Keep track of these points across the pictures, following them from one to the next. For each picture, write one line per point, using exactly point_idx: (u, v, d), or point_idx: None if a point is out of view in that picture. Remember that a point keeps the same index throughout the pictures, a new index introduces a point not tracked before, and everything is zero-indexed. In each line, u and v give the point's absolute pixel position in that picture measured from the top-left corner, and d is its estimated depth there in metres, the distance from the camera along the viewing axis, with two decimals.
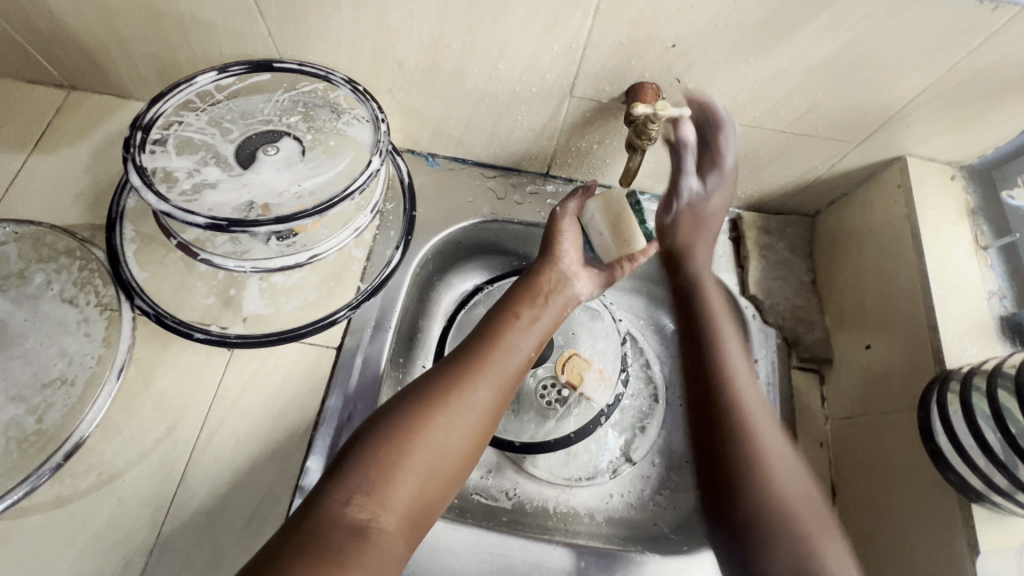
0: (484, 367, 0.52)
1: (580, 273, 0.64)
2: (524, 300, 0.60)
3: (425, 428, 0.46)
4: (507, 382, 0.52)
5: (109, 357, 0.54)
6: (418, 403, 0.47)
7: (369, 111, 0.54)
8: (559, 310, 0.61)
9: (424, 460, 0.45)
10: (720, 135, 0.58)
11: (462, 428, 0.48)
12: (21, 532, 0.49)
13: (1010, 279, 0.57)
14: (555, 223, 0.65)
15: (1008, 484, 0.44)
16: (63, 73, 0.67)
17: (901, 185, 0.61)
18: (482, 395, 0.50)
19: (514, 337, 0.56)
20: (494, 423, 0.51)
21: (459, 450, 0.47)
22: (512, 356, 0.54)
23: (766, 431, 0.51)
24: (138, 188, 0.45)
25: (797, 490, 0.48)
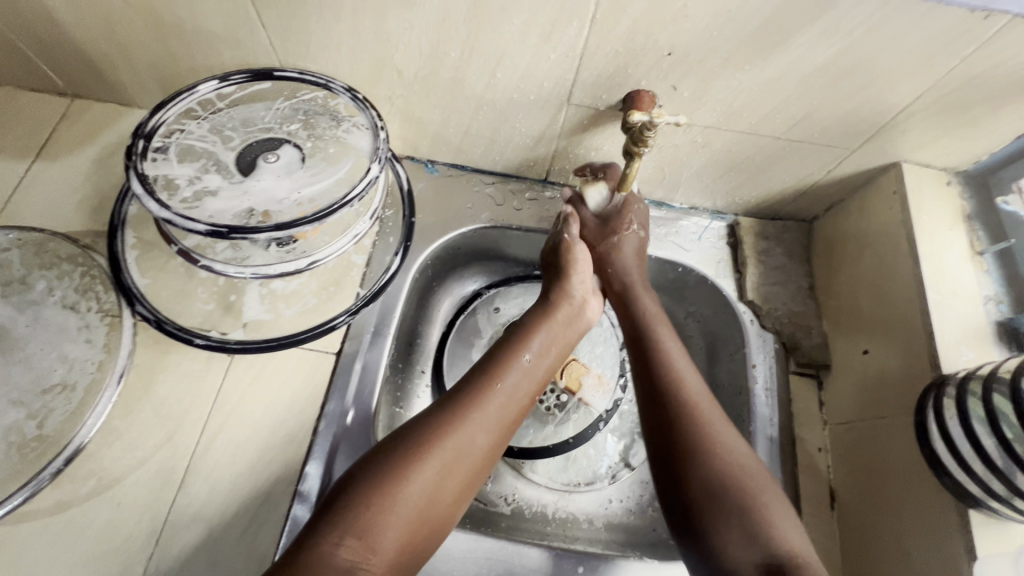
0: (481, 408, 0.51)
1: (591, 299, 0.65)
2: (532, 335, 0.58)
3: (419, 472, 0.46)
4: (507, 421, 0.52)
5: (109, 363, 0.55)
6: (414, 446, 0.47)
7: (368, 119, 0.55)
8: (565, 343, 0.61)
9: (415, 505, 0.45)
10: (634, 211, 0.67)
11: (455, 474, 0.47)
12: (20, 538, 0.49)
13: (1006, 284, 0.57)
14: (563, 249, 0.65)
15: (1006, 490, 0.44)
16: (66, 82, 0.68)
17: (897, 191, 0.61)
18: (479, 440, 0.49)
19: (516, 375, 0.54)
20: (489, 466, 0.50)
21: (450, 496, 0.47)
22: (513, 396, 0.53)
23: (705, 407, 0.52)
24: (139, 196, 0.46)
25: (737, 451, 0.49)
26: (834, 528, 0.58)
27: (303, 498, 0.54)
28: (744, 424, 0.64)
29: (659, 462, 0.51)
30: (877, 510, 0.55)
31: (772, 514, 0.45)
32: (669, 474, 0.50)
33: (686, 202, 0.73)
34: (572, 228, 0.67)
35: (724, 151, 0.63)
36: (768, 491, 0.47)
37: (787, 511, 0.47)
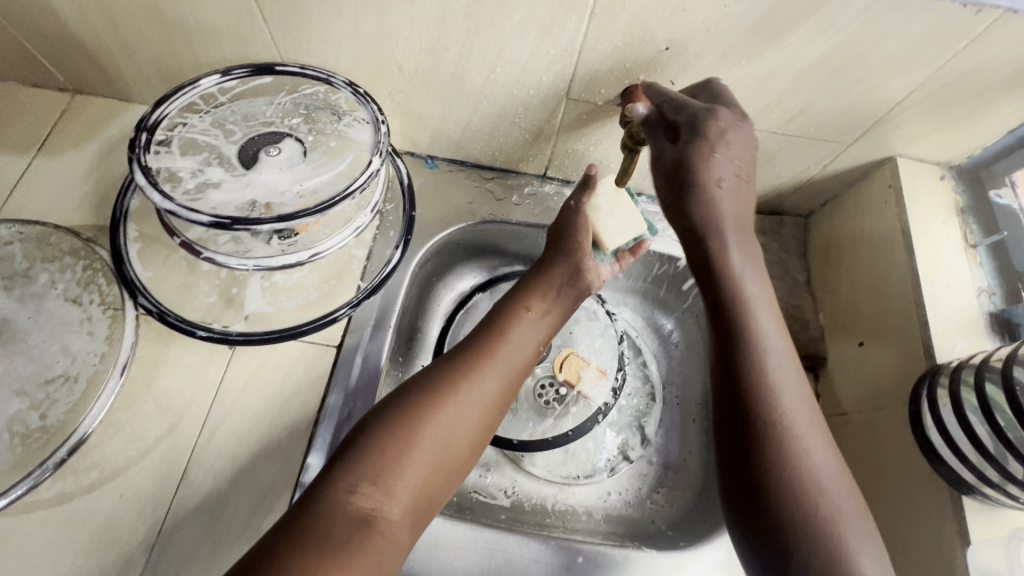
0: (491, 356, 0.52)
1: (590, 265, 0.61)
2: (535, 293, 0.59)
3: (434, 417, 0.47)
4: (514, 373, 0.53)
5: (112, 354, 0.55)
6: (429, 393, 0.48)
7: (369, 113, 0.55)
8: (568, 302, 0.61)
9: (430, 448, 0.45)
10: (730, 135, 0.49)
11: (468, 418, 0.48)
12: (24, 527, 0.50)
13: (999, 276, 0.58)
14: (568, 219, 0.63)
15: (999, 476, 0.45)
16: (67, 77, 0.68)
17: (892, 185, 0.62)
18: (489, 386, 0.50)
19: (522, 328, 0.56)
20: (501, 412, 0.52)
21: (465, 442, 0.48)
22: (521, 346, 0.55)
23: (796, 413, 0.44)
24: (143, 188, 0.46)
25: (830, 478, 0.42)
26: None
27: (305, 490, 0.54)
28: None
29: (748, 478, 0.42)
30: (870, 500, 0.56)
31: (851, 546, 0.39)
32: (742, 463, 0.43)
33: None
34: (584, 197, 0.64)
35: None
36: (848, 512, 0.41)
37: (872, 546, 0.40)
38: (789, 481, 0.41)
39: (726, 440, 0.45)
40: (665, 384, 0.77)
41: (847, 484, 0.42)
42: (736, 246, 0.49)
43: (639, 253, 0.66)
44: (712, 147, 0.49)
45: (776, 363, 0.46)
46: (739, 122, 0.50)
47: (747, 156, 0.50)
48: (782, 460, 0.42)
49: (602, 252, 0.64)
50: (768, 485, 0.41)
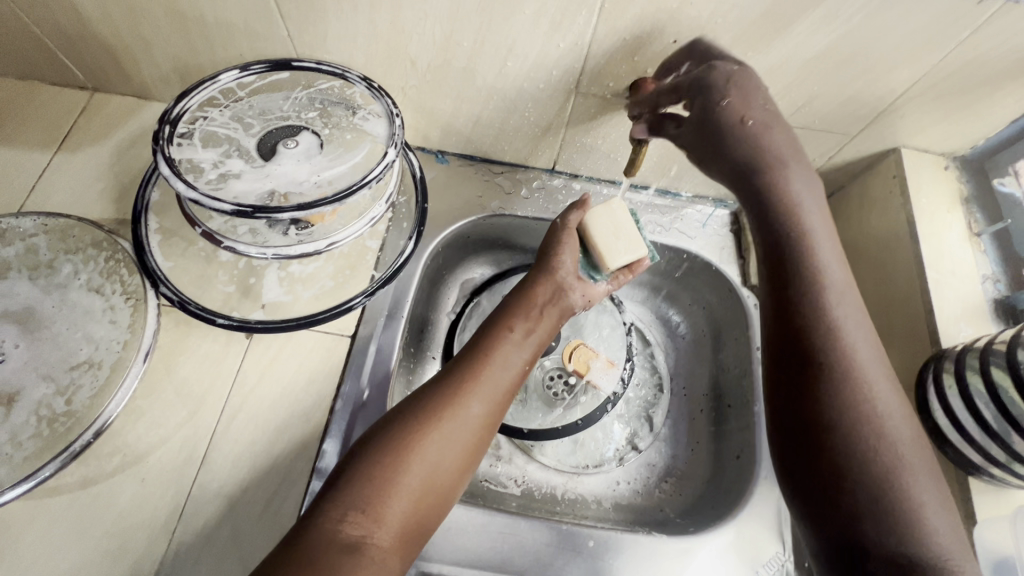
0: (476, 379, 0.51)
1: (575, 285, 0.61)
2: (519, 312, 0.58)
3: (419, 445, 0.46)
4: (501, 395, 0.52)
5: (135, 342, 0.56)
6: (414, 419, 0.48)
7: (384, 107, 0.57)
8: (553, 320, 0.59)
9: (417, 476, 0.45)
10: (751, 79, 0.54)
11: (455, 442, 0.48)
12: (50, 510, 0.51)
13: (1003, 263, 0.59)
14: (557, 237, 0.61)
15: (1005, 455, 0.46)
16: (87, 75, 0.70)
17: (896, 175, 0.63)
18: (475, 409, 0.50)
19: (508, 348, 0.55)
20: (489, 436, 0.51)
21: (453, 466, 0.47)
22: (507, 366, 0.53)
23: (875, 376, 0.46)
24: (168, 178, 0.48)
25: (895, 413, 0.45)
26: None
27: (320, 474, 0.55)
28: (750, 407, 0.66)
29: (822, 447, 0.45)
30: None
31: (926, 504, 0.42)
32: (803, 403, 0.46)
33: (690, 190, 0.75)
34: (572, 215, 0.62)
35: None
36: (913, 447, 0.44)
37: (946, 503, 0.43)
38: (852, 417, 0.44)
39: (788, 379, 0.48)
40: (672, 376, 0.78)
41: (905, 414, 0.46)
42: (796, 183, 0.54)
43: (638, 269, 0.62)
44: (730, 93, 0.52)
45: (850, 326, 0.48)
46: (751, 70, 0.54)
47: (768, 96, 0.55)
48: (846, 395, 0.45)
49: (597, 271, 0.61)
50: (830, 423, 0.45)
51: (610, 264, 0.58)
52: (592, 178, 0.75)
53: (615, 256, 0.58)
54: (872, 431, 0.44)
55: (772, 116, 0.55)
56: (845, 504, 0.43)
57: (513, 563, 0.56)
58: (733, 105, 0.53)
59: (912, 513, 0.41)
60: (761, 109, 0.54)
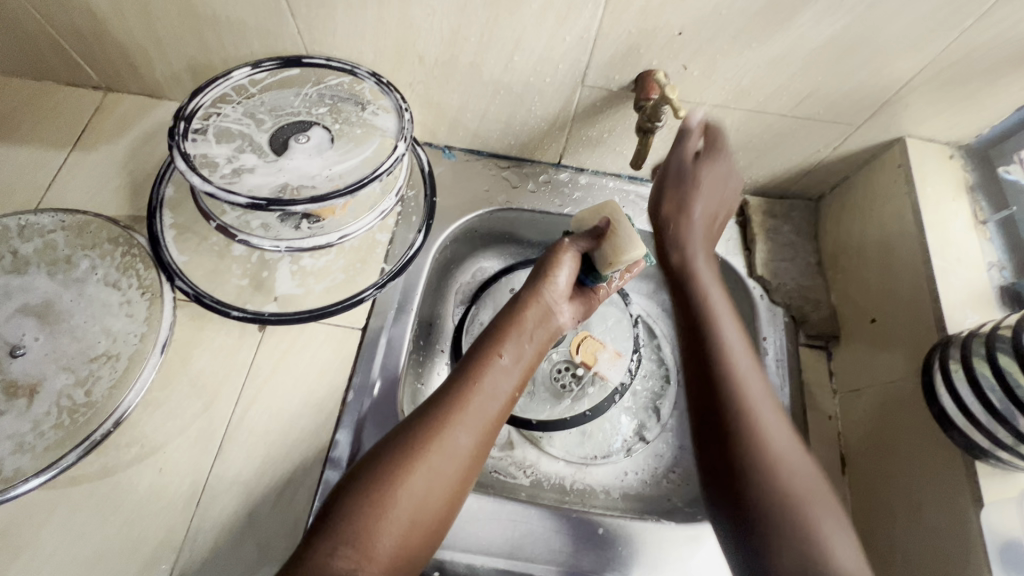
0: (462, 410, 0.50)
1: (564, 305, 0.62)
2: (511, 334, 0.57)
3: (405, 480, 0.46)
4: (487, 426, 0.51)
5: (151, 335, 0.57)
6: (401, 452, 0.47)
7: (393, 102, 0.58)
8: (542, 342, 0.60)
9: (404, 511, 0.45)
10: (722, 174, 0.59)
11: (443, 476, 0.47)
12: (71, 498, 0.52)
13: (1009, 250, 0.59)
14: (556, 251, 0.62)
15: (1011, 438, 0.46)
16: (101, 76, 0.71)
17: (901, 165, 0.63)
18: (461, 441, 0.49)
19: (495, 375, 0.54)
20: (477, 466, 0.50)
21: (440, 500, 0.47)
22: (495, 396, 0.53)
23: (763, 406, 0.48)
24: (184, 172, 0.49)
25: (799, 458, 0.46)
26: (844, 491, 0.61)
27: (334, 464, 0.56)
28: None
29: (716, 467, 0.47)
30: (885, 469, 0.57)
31: (831, 542, 0.42)
32: (717, 455, 0.47)
33: None
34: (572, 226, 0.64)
35: (733, 130, 0.65)
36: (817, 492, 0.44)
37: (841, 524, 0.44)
38: (763, 465, 0.45)
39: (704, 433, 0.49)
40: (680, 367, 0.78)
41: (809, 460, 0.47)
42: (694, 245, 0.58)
43: (635, 269, 0.66)
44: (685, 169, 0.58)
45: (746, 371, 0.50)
46: (728, 152, 0.59)
47: (723, 185, 0.59)
48: (753, 442, 0.46)
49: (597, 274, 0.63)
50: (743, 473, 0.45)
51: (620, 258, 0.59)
52: (597, 172, 0.76)
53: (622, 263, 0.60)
54: (768, 462, 0.45)
55: (709, 196, 0.59)
56: (762, 542, 0.43)
57: (525, 550, 0.57)
58: (688, 163, 0.58)
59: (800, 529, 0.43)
60: (706, 189, 0.58)
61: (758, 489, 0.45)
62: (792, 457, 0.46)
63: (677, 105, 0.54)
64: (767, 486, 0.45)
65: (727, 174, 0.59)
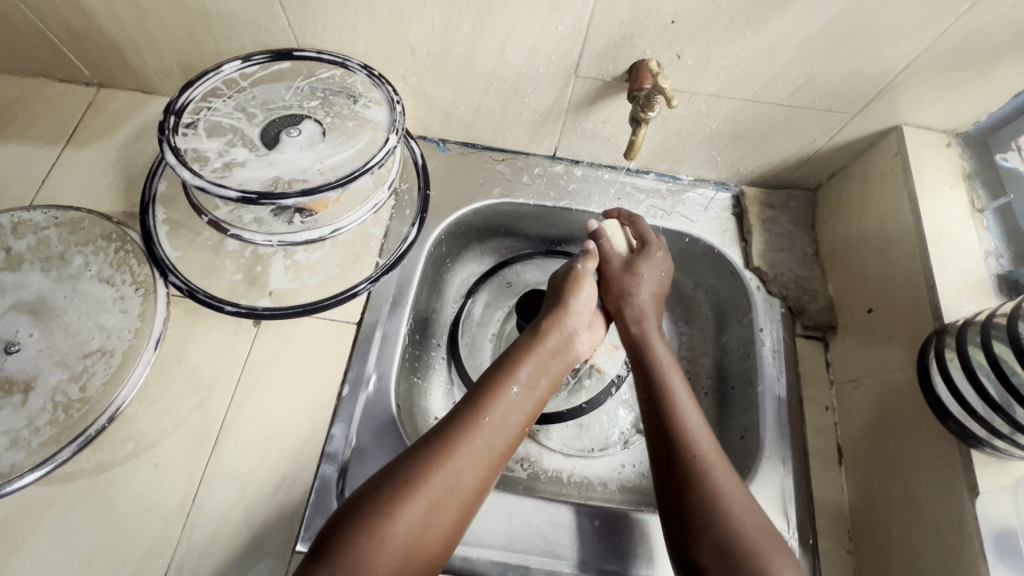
0: (467, 443, 0.50)
1: (582, 333, 0.64)
2: (528, 364, 0.58)
3: (404, 510, 0.46)
4: (494, 457, 0.51)
5: (145, 330, 0.57)
6: (404, 482, 0.47)
7: (385, 95, 0.57)
8: (557, 374, 0.60)
9: (401, 540, 0.45)
10: (657, 258, 0.66)
11: (444, 510, 0.47)
12: (67, 493, 0.52)
13: (1007, 238, 0.59)
14: (575, 282, 0.65)
15: (1007, 427, 0.46)
16: (93, 71, 0.71)
17: (898, 153, 0.63)
18: (467, 475, 0.49)
19: (504, 408, 0.54)
20: (477, 503, 0.50)
21: (438, 533, 0.47)
22: (502, 431, 0.53)
23: (717, 461, 0.51)
24: (174, 166, 0.49)
25: (748, 511, 0.48)
26: (841, 482, 0.61)
27: (330, 459, 0.56)
28: (753, 386, 0.66)
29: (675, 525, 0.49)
30: (883, 459, 0.57)
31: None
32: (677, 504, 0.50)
33: (691, 173, 0.75)
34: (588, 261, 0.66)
35: (728, 119, 0.65)
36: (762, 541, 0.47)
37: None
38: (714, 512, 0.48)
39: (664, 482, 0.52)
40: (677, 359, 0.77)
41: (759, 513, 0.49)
42: (641, 314, 0.64)
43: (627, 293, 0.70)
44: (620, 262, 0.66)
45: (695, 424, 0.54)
46: (659, 239, 0.68)
47: (662, 268, 0.66)
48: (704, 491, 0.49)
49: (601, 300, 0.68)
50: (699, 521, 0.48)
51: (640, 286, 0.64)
52: (592, 164, 0.76)
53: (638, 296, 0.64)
54: (718, 511, 0.48)
55: (652, 282, 0.65)
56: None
57: (521, 542, 0.57)
58: (620, 260, 0.66)
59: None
60: (646, 275, 0.65)
61: (718, 539, 0.47)
62: (741, 507, 0.48)
63: (668, 95, 0.54)
64: (726, 541, 0.47)
65: (662, 257, 0.66)
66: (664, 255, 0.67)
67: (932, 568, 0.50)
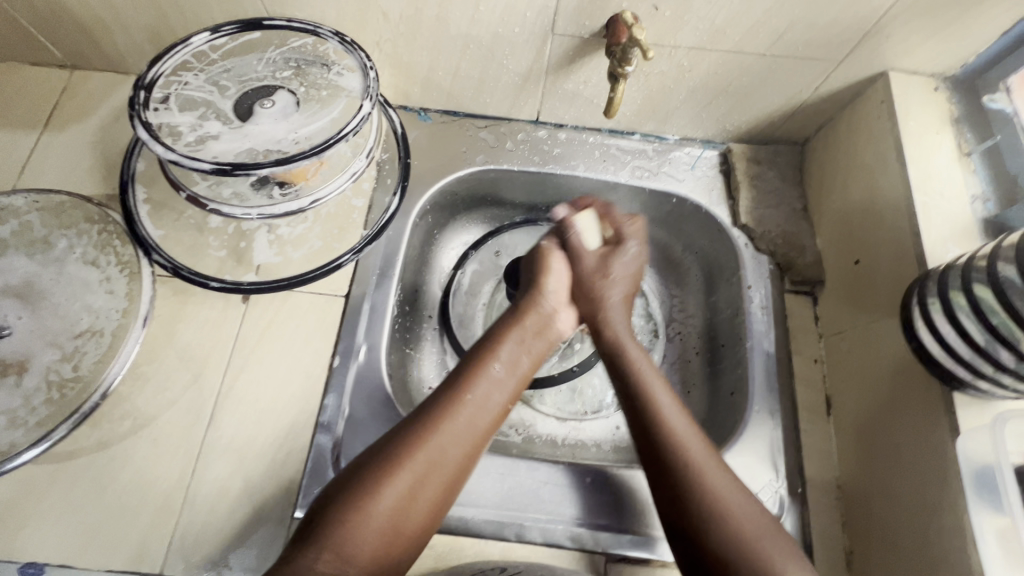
0: (449, 422, 0.50)
1: (561, 309, 0.62)
2: (508, 339, 0.58)
3: (388, 488, 0.46)
4: (476, 436, 0.52)
5: (133, 310, 0.58)
6: (387, 460, 0.48)
7: (357, 60, 0.56)
8: (539, 352, 0.60)
9: (387, 516, 0.46)
10: (627, 258, 0.64)
11: (429, 484, 0.48)
12: (67, 470, 0.54)
13: (994, 182, 0.58)
14: (545, 262, 0.64)
15: (991, 368, 0.47)
16: (64, 53, 0.70)
17: (884, 100, 0.62)
18: (450, 450, 0.50)
19: (486, 386, 0.54)
20: (460, 481, 0.50)
21: (423, 509, 0.48)
22: (484, 408, 0.53)
23: (693, 441, 0.51)
24: (146, 142, 0.48)
25: (731, 484, 0.48)
26: (829, 432, 0.61)
27: (325, 429, 0.57)
28: (741, 343, 0.66)
29: (649, 468, 0.51)
30: (873, 410, 0.57)
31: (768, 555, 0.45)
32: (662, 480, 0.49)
33: (677, 133, 0.74)
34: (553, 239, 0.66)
35: (711, 73, 0.63)
36: (750, 513, 0.47)
37: (766, 516, 0.47)
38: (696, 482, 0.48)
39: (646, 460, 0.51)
40: (668, 322, 0.77)
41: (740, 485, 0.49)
42: (613, 320, 0.62)
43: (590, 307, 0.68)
44: (596, 267, 0.63)
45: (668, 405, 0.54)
46: (631, 232, 0.66)
47: (636, 264, 0.65)
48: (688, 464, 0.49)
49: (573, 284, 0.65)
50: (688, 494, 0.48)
51: (618, 262, 0.64)
52: (576, 127, 0.75)
53: (612, 303, 0.63)
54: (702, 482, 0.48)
55: (625, 285, 0.64)
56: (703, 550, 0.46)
57: (515, 501, 0.58)
58: (594, 255, 0.64)
59: (743, 542, 0.45)
60: (620, 278, 0.64)
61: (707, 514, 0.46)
62: (716, 479, 0.48)
63: (645, 46, 0.53)
64: (703, 499, 0.47)
65: (630, 254, 0.65)
66: (636, 252, 0.65)
67: (917, 508, 0.51)
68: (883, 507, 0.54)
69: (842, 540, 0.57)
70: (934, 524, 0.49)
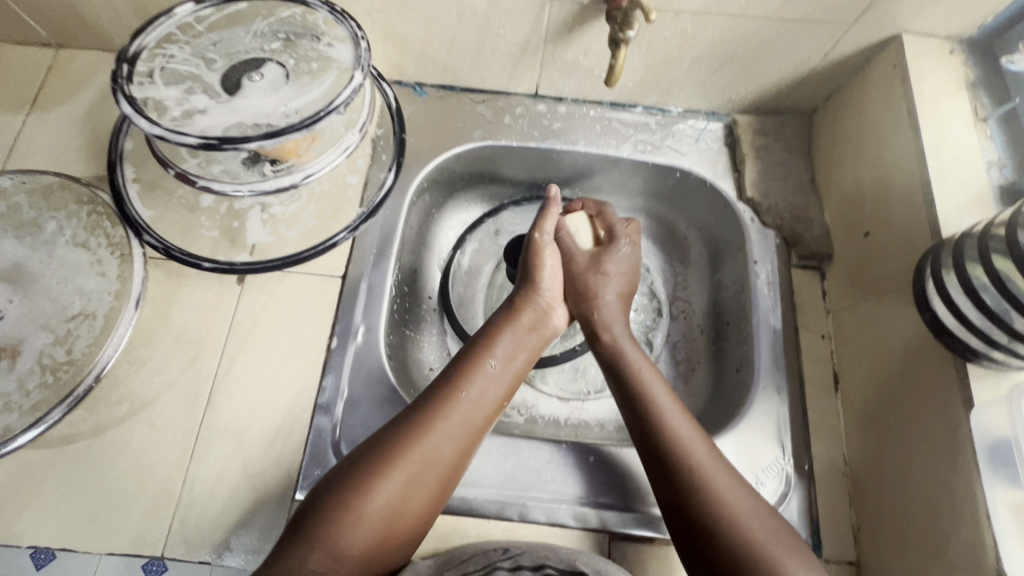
0: (444, 418, 0.50)
1: (554, 305, 0.61)
2: (502, 334, 0.57)
3: (381, 485, 0.46)
4: (470, 434, 0.51)
5: (125, 292, 0.57)
6: (380, 456, 0.47)
7: (348, 31, 0.54)
8: (533, 348, 0.58)
9: (380, 513, 0.45)
10: (619, 257, 0.63)
11: (423, 483, 0.47)
12: (65, 454, 0.53)
13: (1010, 147, 0.56)
14: (537, 254, 0.62)
15: (1006, 336, 0.45)
16: (49, 31, 0.68)
17: (897, 65, 0.59)
18: (445, 447, 0.49)
19: (482, 381, 0.53)
20: (454, 478, 0.50)
21: (417, 506, 0.47)
22: (479, 405, 0.52)
23: (703, 455, 0.49)
24: (130, 116, 0.46)
25: (745, 501, 0.46)
26: (837, 409, 0.60)
27: (324, 410, 0.57)
28: (747, 319, 0.65)
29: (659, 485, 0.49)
30: (882, 385, 0.56)
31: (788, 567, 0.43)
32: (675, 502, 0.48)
33: (681, 104, 0.72)
34: (547, 225, 0.63)
35: (716, 39, 0.61)
36: (767, 529, 0.45)
37: (783, 529, 0.46)
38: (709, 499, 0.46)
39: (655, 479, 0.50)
40: (672, 300, 0.75)
41: (753, 499, 0.47)
42: (608, 315, 0.61)
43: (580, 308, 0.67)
44: (588, 268, 0.63)
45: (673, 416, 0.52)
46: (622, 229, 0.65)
47: (632, 262, 0.64)
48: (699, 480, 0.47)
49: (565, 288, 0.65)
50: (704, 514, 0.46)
51: (610, 259, 0.63)
52: (576, 100, 0.73)
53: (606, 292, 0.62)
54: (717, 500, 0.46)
55: (620, 283, 0.63)
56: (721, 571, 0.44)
57: (517, 480, 0.57)
58: (585, 254, 0.64)
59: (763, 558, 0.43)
60: (614, 276, 0.63)
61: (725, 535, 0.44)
62: (725, 493, 0.46)
63: (647, 8, 0.52)
64: (718, 517, 0.45)
65: (625, 253, 0.64)
66: (630, 252, 0.64)
67: (926, 483, 0.50)
68: (892, 483, 0.53)
69: (850, 516, 0.56)
70: (945, 500, 0.48)
